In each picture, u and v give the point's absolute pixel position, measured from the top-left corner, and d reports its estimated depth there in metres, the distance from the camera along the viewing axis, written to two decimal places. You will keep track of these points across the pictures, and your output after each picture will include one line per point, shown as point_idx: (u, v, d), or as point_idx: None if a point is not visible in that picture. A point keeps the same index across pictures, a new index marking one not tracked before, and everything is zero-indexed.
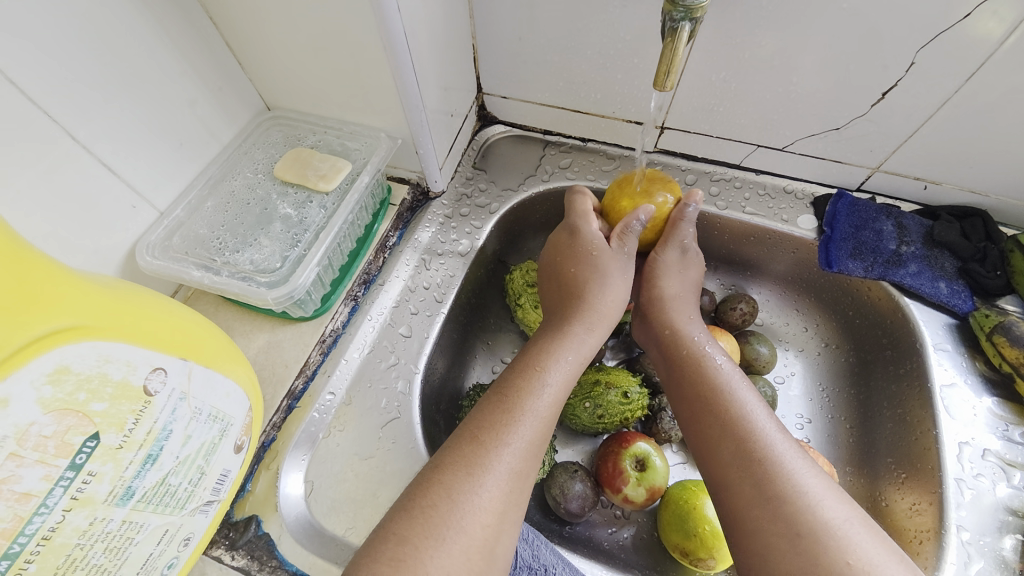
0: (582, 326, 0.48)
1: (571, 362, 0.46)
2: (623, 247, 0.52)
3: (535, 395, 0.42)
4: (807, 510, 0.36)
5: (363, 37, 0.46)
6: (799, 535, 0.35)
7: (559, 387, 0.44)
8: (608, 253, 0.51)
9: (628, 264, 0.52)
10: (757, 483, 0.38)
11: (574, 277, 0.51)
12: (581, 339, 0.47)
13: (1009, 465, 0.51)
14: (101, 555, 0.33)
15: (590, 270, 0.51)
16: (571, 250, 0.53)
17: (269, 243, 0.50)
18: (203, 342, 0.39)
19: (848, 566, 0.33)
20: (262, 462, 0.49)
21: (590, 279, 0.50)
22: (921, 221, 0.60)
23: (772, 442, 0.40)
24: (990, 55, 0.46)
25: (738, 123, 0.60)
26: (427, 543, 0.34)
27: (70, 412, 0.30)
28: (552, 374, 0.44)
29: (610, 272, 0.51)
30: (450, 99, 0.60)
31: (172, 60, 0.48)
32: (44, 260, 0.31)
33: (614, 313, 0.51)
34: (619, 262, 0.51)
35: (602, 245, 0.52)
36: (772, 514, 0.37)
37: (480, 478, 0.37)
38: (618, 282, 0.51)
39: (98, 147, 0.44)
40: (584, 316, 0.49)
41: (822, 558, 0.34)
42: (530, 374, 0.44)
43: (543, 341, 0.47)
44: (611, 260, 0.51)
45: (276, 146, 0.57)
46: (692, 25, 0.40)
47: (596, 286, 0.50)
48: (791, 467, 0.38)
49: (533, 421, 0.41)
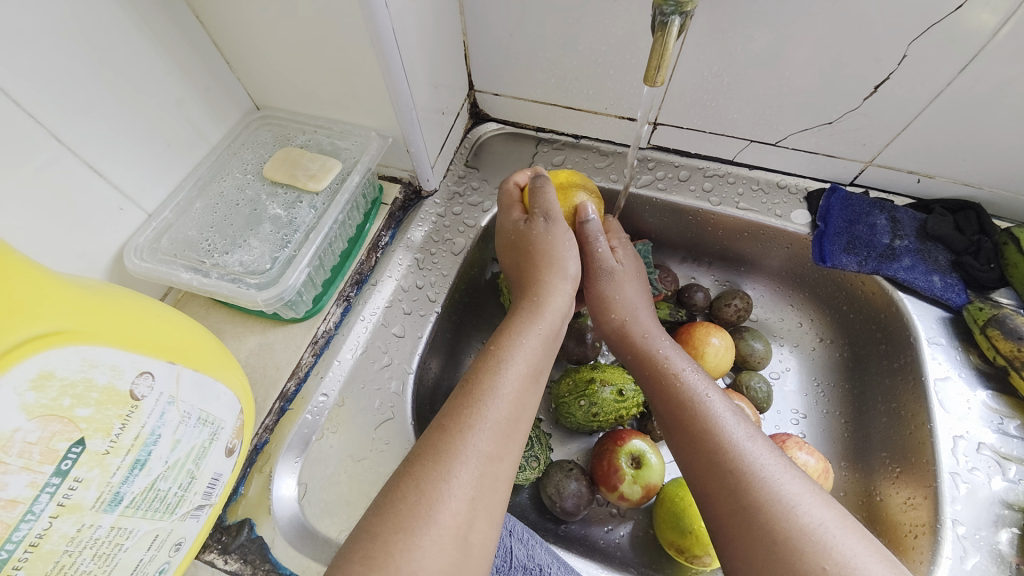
0: (539, 304, 0.47)
1: (531, 340, 0.45)
2: (539, 212, 0.51)
3: (498, 376, 0.42)
4: (785, 516, 0.35)
5: (350, 33, 0.45)
6: (776, 541, 0.35)
7: (521, 365, 0.43)
8: (528, 229, 0.51)
9: (551, 229, 0.50)
10: (733, 488, 0.38)
11: (519, 268, 0.52)
12: (535, 317, 0.47)
13: (1004, 458, 0.51)
14: (90, 561, 0.33)
15: (524, 254, 0.51)
16: (507, 242, 0.54)
17: (258, 245, 0.50)
18: (192, 345, 0.38)
19: (824, 571, 0.33)
20: (255, 465, 0.48)
21: (531, 263, 0.50)
22: (914, 214, 0.60)
23: (749, 447, 0.40)
24: (984, 46, 0.45)
25: (731, 118, 0.59)
26: (398, 536, 0.33)
27: (55, 418, 0.29)
28: (512, 354, 0.43)
29: (541, 248, 0.50)
30: (441, 97, 0.59)
31: (160, 60, 0.47)
32: (22, 264, 0.30)
33: (565, 283, 0.49)
34: (538, 232, 0.51)
35: (522, 225, 0.52)
36: (748, 521, 0.36)
37: (450, 465, 0.36)
38: (557, 254, 0.50)
39: (85, 150, 0.43)
40: (536, 291, 0.49)
41: (799, 564, 0.34)
42: (490, 356, 0.43)
43: (504, 323, 0.47)
44: (530, 232, 0.51)
45: (266, 146, 0.57)
46: (682, 19, 0.41)
47: (539, 267, 0.50)
48: (768, 472, 0.38)
49: (498, 403, 0.40)
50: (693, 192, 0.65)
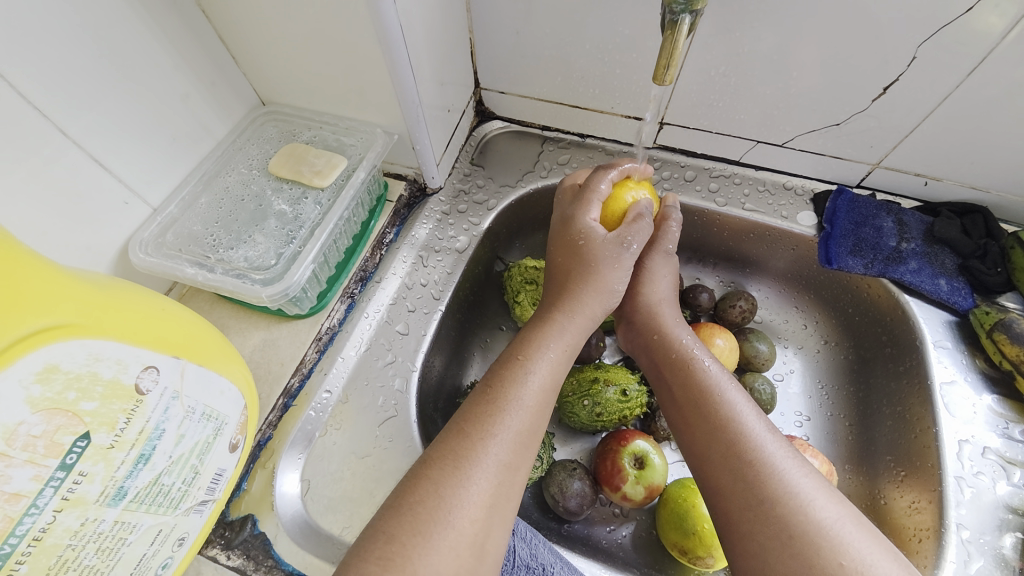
0: (568, 316, 0.47)
1: (556, 352, 0.45)
2: (625, 239, 0.48)
3: (522, 385, 0.41)
4: (799, 511, 0.35)
5: (357, 29, 0.45)
6: (791, 537, 0.35)
7: (544, 376, 0.43)
8: (601, 244, 0.48)
9: (625, 261, 0.49)
10: (750, 483, 0.38)
11: (568, 271, 0.49)
12: (566, 330, 0.46)
13: (1009, 463, 0.50)
14: (93, 555, 0.33)
15: (580, 265, 0.49)
16: (565, 240, 0.50)
17: (263, 240, 0.50)
18: (197, 340, 0.38)
19: (840, 567, 0.33)
20: (258, 461, 0.48)
21: (582, 272, 0.48)
22: (921, 218, 0.59)
23: (764, 443, 0.40)
24: (993, 49, 0.45)
25: (737, 119, 0.59)
26: (414, 540, 0.33)
27: (59, 412, 0.29)
28: (538, 365, 0.43)
29: (603, 268, 0.48)
30: (447, 94, 0.59)
31: (166, 54, 0.47)
32: (28, 257, 0.30)
33: (604, 304, 0.49)
34: (610, 256, 0.48)
35: (595, 236, 0.49)
36: (762, 518, 0.36)
37: (469, 473, 0.36)
38: (611, 279, 0.48)
39: (90, 143, 0.43)
40: (571, 304, 0.48)
41: (815, 560, 0.34)
42: (514, 365, 0.43)
43: (529, 332, 0.46)
44: (603, 250, 0.48)
45: (271, 141, 0.57)
46: (692, 17, 0.40)
47: (587, 280, 0.48)
48: (782, 467, 0.38)
49: (520, 412, 0.40)
50: (699, 193, 0.65)
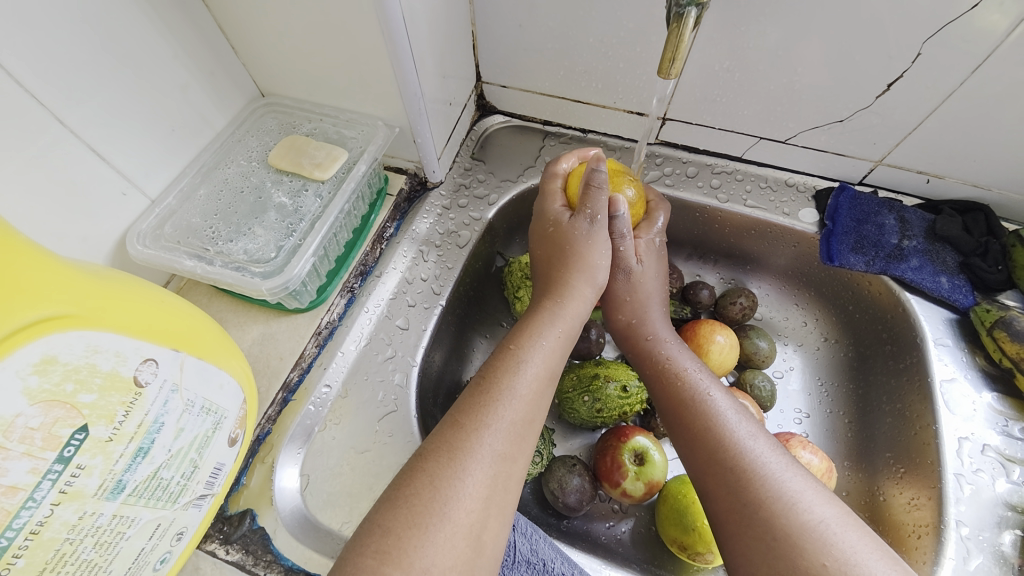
0: (559, 305, 0.47)
1: (550, 341, 0.45)
2: (588, 212, 0.49)
3: (516, 374, 0.41)
4: (784, 514, 0.35)
5: (359, 20, 0.45)
6: (776, 538, 0.35)
7: (538, 365, 0.43)
8: (570, 226, 0.49)
9: (596, 234, 0.49)
10: (733, 487, 0.38)
11: (549, 261, 0.51)
12: (557, 317, 0.46)
13: (1008, 460, 0.50)
14: (91, 549, 0.32)
15: (558, 252, 0.50)
16: (541, 232, 0.52)
17: (264, 233, 0.49)
18: (197, 333, 0.38)
19: (824, 569, 0.33)
20: (257, 455, 0.48)
21: (563, 261, 0.49)
22: (922, 215, 0.59)
23: (750, 445, 0.39)
24: (997, 48, 0.45)
25: (740, 115, 0.59)
26: (410, 532, 0.33)
27: (57, 403, 0.29)
28: (532, 354, 0.43)
29: (578, 249, 0.49)
30: (449, 87, 0.59)
31: (165, 43, 0.47)
32: (26, 245, 0.29)
33: (591, 290, 0.49)
34: (581, 233, 0.49)
35: (564, 221, 0.51)
36: (749, 518, 0.36)
37: (464, 463, 0.36)
38: (591, 259, 0.49)
39: (87, 133, 0.43)
40: (559, 292, 0.48)
41: (799, 562, 0.33)
42: (509, 355, 0.43)
43: (523, 322, 0.46)
44: (571, 231, 0.49)
45: (271, 133, 0.56)
46: (698, 10, 0.40)
47: (570, 267, 0.49)
48: (768, 468, 0.38)
49: (513, 402, 0.40)
50: (700, 188, 0.64)
